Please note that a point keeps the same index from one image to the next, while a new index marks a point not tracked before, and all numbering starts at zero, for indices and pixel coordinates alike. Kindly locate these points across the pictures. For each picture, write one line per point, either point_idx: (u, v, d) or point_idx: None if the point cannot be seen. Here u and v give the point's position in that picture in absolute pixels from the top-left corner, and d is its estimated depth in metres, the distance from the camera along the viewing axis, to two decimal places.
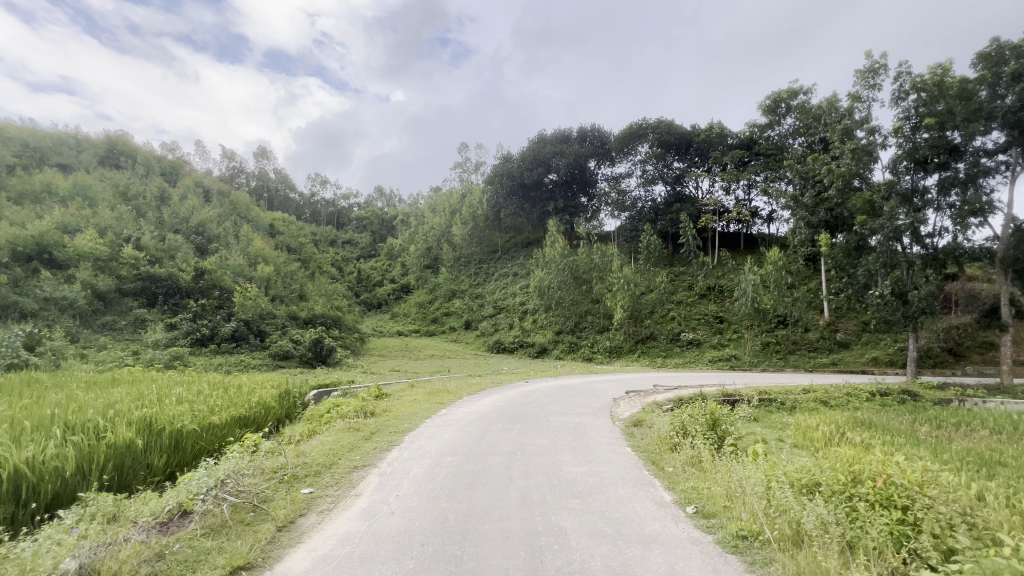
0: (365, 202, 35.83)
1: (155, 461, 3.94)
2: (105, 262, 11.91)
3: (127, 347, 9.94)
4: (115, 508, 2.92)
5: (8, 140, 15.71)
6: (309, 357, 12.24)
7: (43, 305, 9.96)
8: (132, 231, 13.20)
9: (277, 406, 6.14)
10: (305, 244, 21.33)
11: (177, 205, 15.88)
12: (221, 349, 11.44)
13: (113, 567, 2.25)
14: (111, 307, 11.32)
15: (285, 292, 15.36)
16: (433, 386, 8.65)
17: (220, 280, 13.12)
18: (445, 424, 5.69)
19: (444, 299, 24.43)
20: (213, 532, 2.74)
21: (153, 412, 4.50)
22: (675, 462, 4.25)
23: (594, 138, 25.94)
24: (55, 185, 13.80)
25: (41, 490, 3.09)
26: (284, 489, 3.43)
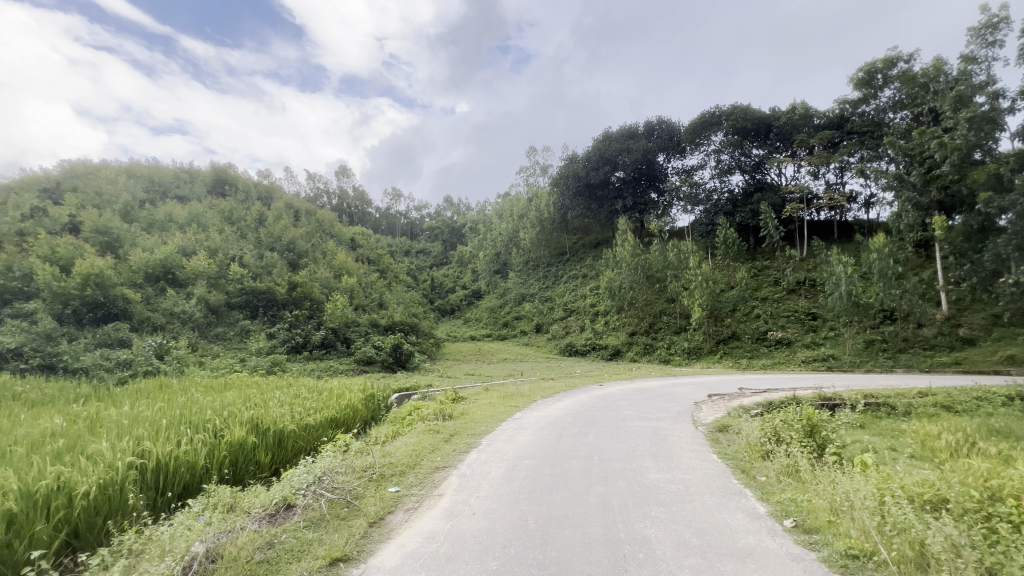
0: (436, 212, 37.25)
1: (262, 458, 4.38)
2: (216, 279, 13.42)
3: (235, 355, 11.14)
4: (232, 500, 3.28)
5: (139, 178, 18.25)
6: (389, 363, 13.03)
7: (169, 319, 11.44)
8: (237, 251, 14.77)
9: (364, 408, 6.57)
10: (382, 255, 22.60)
11: (273, 225, 17.53)
12: (313, 356, 12.43)
13: (233, 553, 2.51)
14: (222, 319, 12.73)
15: (367, 300, 16.36)
16: (507, 389, 8.77)
17: (311, 292, 14.27)
18: (521, 427, 5.75)
19: (514, 303, 24.75)
20: (314, 525, 2.96)
21: (260, 412, 5.01)
22: (768, 471, 3.94)
23: (662, 132, 24.99)
24: (175, 214, 15.83)
25: (175, 480, 3.55)
26: (373, 487, 3.64)
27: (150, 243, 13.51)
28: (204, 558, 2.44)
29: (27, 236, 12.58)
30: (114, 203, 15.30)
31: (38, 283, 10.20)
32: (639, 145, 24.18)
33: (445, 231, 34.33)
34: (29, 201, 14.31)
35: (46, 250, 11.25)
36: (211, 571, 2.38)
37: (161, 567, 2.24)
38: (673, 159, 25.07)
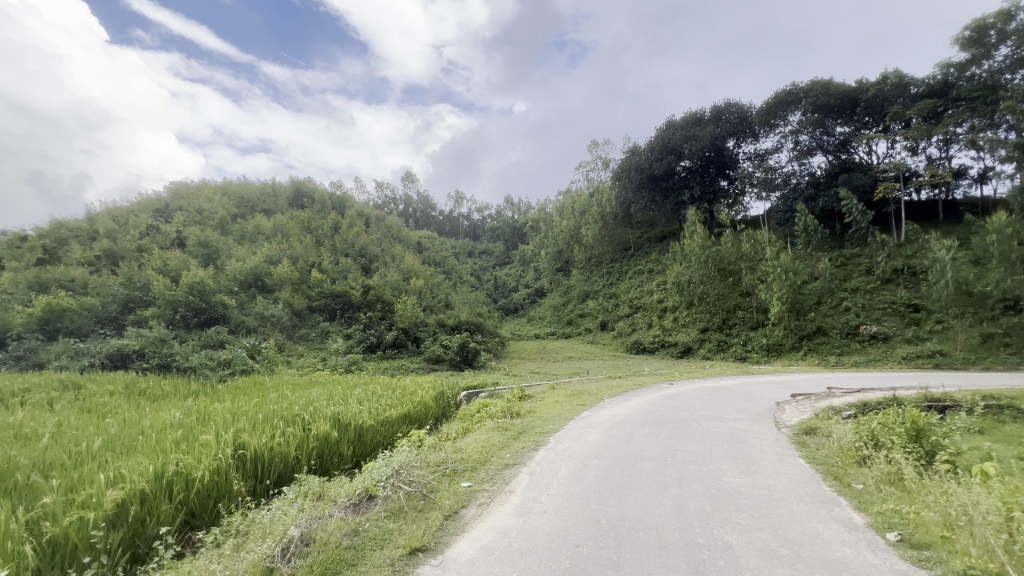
0: (497, 212, 37.73)
1: (344, 451, 4.68)
2: (298, 285, 14.50)
3: (318, 355, 11.98)
4: (321, 489, 3.55)
5: (231, 195, 20.13)
6: (457, 361, 13.41)
7: (260, 322, 12.52)
8: (315, 258, 15.85)
9: (435, 405, 6.81)
10: (447, 257, 23.27)
11: (346, 233, 18.63)
12: (386, 355, 13.10)
13: (324, 537, 2.70)
14: (305, 321, 13.72)
15: (434, 301, 16.94)
16: (574, 387, 8.70)
17: (382, 294, 15.01)
18: (589, 426, 5.68)
19: (578, 300, 24.50)
20: (394, 515, 3.12)
21: (341, 409, 5.35)
22: (866, 479, 3.59)
23: (732, 116, 23.55)
24: (262, 225, 17.27)
25: (271, 469, 3.91)
26: (447, 481, 3.76)
27: (242, 253, 14.85)
28: (299, 541, 2.66)
29: (144, 251, 14.31)
30: (212, 219, 17.00)
31: (154, 292, 11.57)
32: (706, 131, 22.96)
33: (506, 231, 34.69)
34: (144, 220, 16.26)
35: (159, 263, 12.76)
36: (306, 553, 2.58)
37: (263, 548, 2.48)
38: (744, 143, 23.55)
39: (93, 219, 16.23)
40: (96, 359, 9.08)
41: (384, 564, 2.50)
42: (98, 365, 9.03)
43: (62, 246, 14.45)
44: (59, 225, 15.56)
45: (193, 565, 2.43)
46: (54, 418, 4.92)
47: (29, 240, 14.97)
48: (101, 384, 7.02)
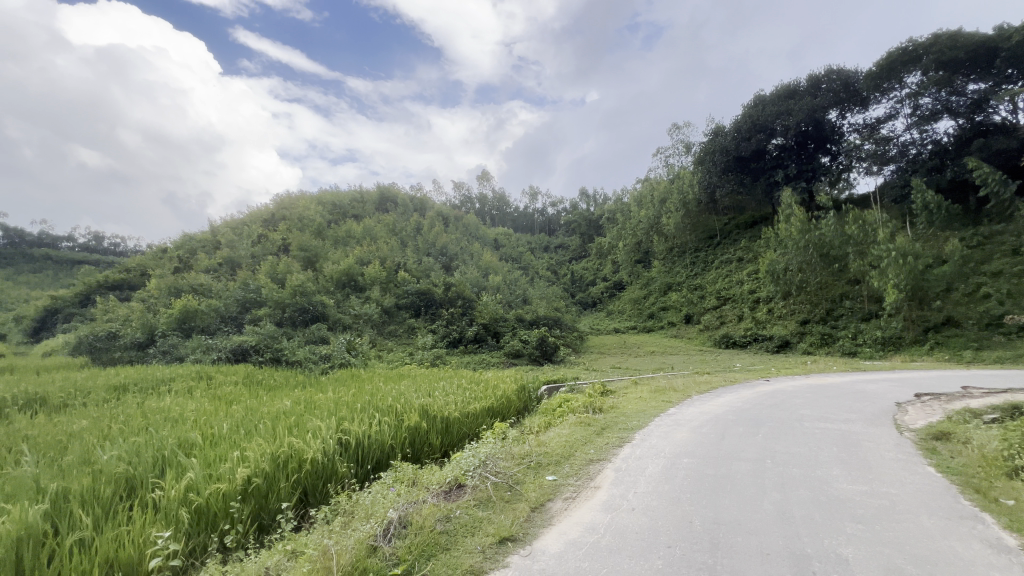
0: (572, 205, 37.30)
1: (434, 441, 4.95)
2: (386, 284, 15.44)
3: (405, 349, 12.69)
4: (414, 475, 3.78)
5: (326, 203, 21.89)
6: (537, 356, 13.55)
7: (354, 319, 13.50)
8: (401, 259, 16.77)
9: (517, 399, 6.92)
10: (523, 253, 23.46)
11: (428, 233, 19.46)
12: (468, 350, 13.60)
13: (419, 520, 2.86)
14: (393, 318, 14.55)
15: (512, 296, 17.19)
16: (659, 383, 8.39)
17: (463, 291, 15.52)
18: (677, 423, 5.44)
19: (659, 293, 23.53)
20: (483, 504, 3.23)
21: (429, 400, 5.63)
22: (1018, 494, 3.07)
23: (837, 82, 21.08)
24: (353, 229, 18.49)
25: (371, 455, 4.23)
26: (532, 474, 3.80)
27: (337, 256, 16.08)
28: (398, 523, 2.84)
29: (257, 258, 16.05)
30: (310, 225, 18.62)
31: (265, 294, 12.95)
32: (802, 104, 20.90)
33: (582, 224, 34.13)
34: (256, 230, 18.23)
35: (269, 269, 14.26)
36: (404, 534, 2.76)
37: (367, 528, 2.69)
38: (851, 113, 21.12)
39: (216, 231, 18.54)
40: (223, 353, 10.38)
41: (476, 551, 2.60)
42: (224, 359, 10.30)
43: (193, 256, 16.64)
44: (190, 238, 17.94)
45: (308, 538, 2.71)
46: (193, 404, 5.70)
47: (168, 252, 17.45)
48: (227, 375, 8.00)
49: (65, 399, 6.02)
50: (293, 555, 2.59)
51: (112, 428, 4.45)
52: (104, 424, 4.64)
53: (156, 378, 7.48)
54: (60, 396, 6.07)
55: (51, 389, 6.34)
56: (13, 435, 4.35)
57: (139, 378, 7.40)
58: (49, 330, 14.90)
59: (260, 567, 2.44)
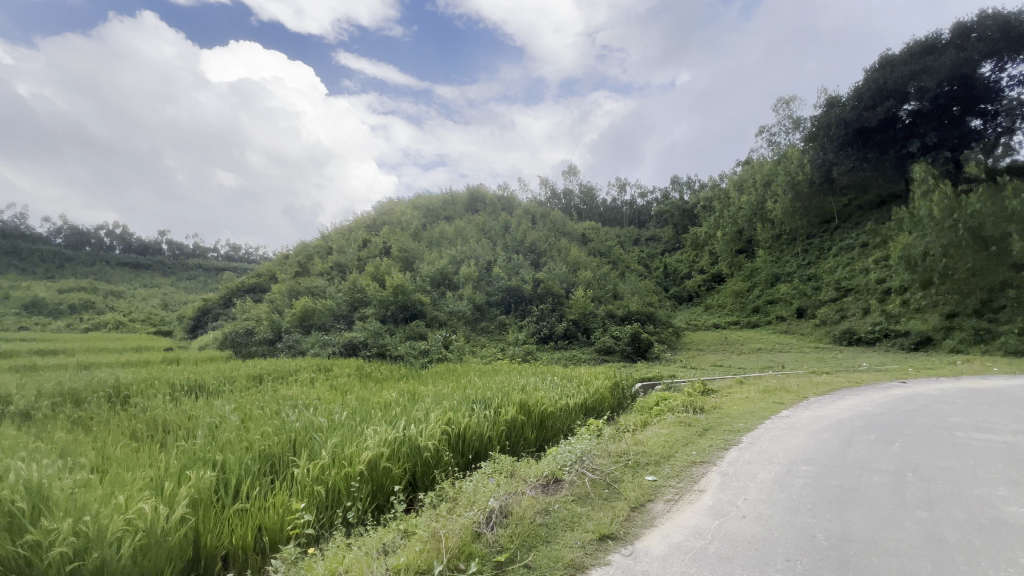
0: (664, 195, 35.50)
1: (529, 435, 5.08)
2: (478, 281, 15.94)
3: (497, 345, 13.03)
4: (512, 467, 3.89)
5: (420, 207, 23.13)
6: (629, 352, 13.25)
7: (450, 316, 14.14)
8: (491, 257, 17.19)
9: (611, 396, 6.80)
10: (612, 246, 22.84)
11: (516, 231, 19.67)
12: (559, 346, 13.65)
13: (519, 511, 2.94)
14: (485, 315, 14.98)
15: (603, 292, 16.84)
16: (768, 383, 7.72)
17: (552, 288, 15.56)
18: (792, 427, 4.97)
19: (766, 285, 21.60)
20: (582, 500, 3.22)
21: (523, 395, 5.76)
22: None
23: (993, 31, 17.50)
24: (446, 231, 19.26)
25: (470, 445, 4.46)
26: (630, 473, 3.71)
27: (432, 257, 16.92)
28: (499, 512, 2.93)
29: (362, 261, 17.45)
30: (407, 229, 19.82)
31: (371, 294, 14.06)
32: (945, 60, 17.84)
33: (675, 214, 32.31)
34: (360, 235, 19.85)
35: (373, 270, 15.42)
36: (506, 523, 2.85)
37: (471, 514, 2.82)
38: (1013, 64, 17.57)
39: (328, 238, 20.51)
40: (337, 348, 11.50)
41: (576, 546, 2.61)
42: (338, 353, 11.41)
43: (309, 261, 18.57)
44: (307, 245, 20.03)
45: (418, 520, 2.91)
46: (315, 393, 6.41)
47: (290, 258, 19.69)
48: (342, 368, 8.83)
49: (217, 386, 7.09)
50: (405, 534, 2.81)
51: (254, 412, 5.15)
52: (247, 408, 5.41)
53: (284, 369, 8.50)
54: (213, 383, 7.16)
55: (207, 377, 7.50)
56: (183, 414, 5.24)
57: (271, 369, 8.45)
58: (201, 327, 17.54)
59: (378, 541, 2.68)
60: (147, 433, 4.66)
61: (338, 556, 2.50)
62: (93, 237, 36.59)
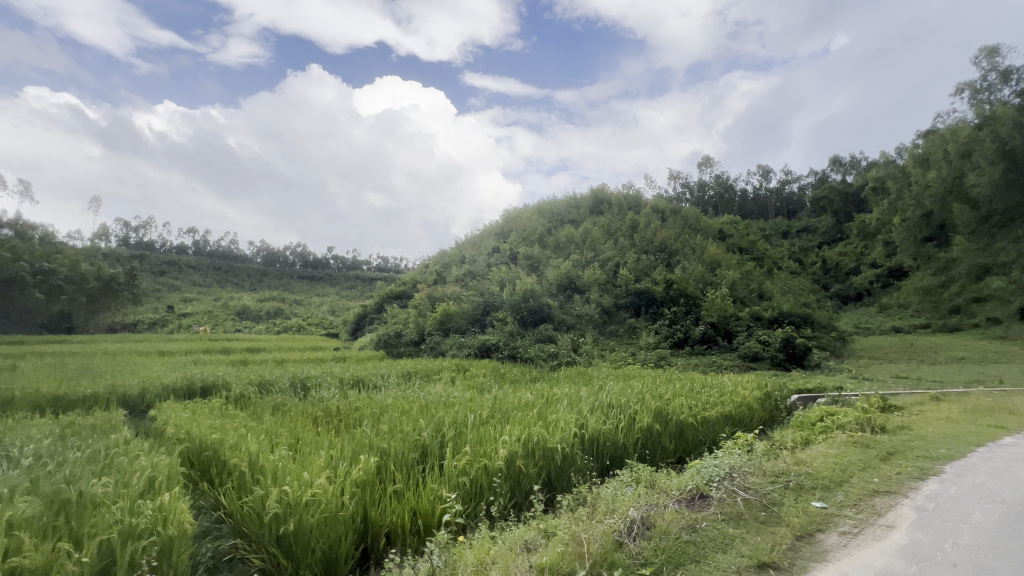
0: (821, 178, 30.79)
1: (667, 444, 4.84)
2: (605, 284, 15.49)
3: (627, 349, 12.57)
4: (651, 478, 3.71)
5: (544, 210, 23.38)
6: (781, 359, 11.92)
7: (577, 320, 14.06)
8: (618, 258, 16.53)
9: (762, 407, 6.11)
10: (756, 241, 20.45)
11: (644, 229, 18.47)
12: (696, 351, 12.88)
13: (662, 525, 2.78)
14: (613, 318, 14.54)
15: (746, 292, 15.23)
16: (980, 402, 6.17)
17: (687, 288, 14.57)
18: (1019, 459, 3.91)
19: (968, 280, 17.46)
20: (734, 521, 2.93)
21: (660, 402, 5.48)
22: None
23: None
24: (571, 232, 19.02)
25: (605, 452, 4.42)
26: (793, 496, 3.27)
27: (558, 260, 16.96)
28: (641, 523, 2.82)
29: (492, 267, 18.30)
30: (533, 234, 20.17)
31: (501, 298, 14.69)
32: None
33: (835, 200, 27.82)
34: (490, 243, 20.85)
35: (503, 276, 16.06)
36: (649, 536, 2.72)
37: (611, 521, 2.75)
38: None
39: (462, 247, 22.01)
40: (473, 349, 12.30)
41: (729, 569, 2.39)
42: (474, 354, 12.22)
43: (445, 270, 20.10)
44: (443, 255, 21.73)
45: (558, 522, 2.94)
46: (455, 391, 6.92)
47: (430, 266, 21.59)
48: (478, 368, 9.40)
49: (374, 382, 8.09)
50: (546, 534, 2.85)
51: (408, 406, 5.74)
52: (401, 402, 6.05)
53: (429, 369, 9.32)
54: (372, 380, 8.18)
55: (369, 374, 8.60)
56: (351, 405, 6.08)
57: (418, 368, 9.35)
58: (361, 330, 20.19)
59: (521, 538, 2.77)
60: (325, 420, 5.50)
61: (484, 547, 2.64)
62: (281, 256, 44.64)
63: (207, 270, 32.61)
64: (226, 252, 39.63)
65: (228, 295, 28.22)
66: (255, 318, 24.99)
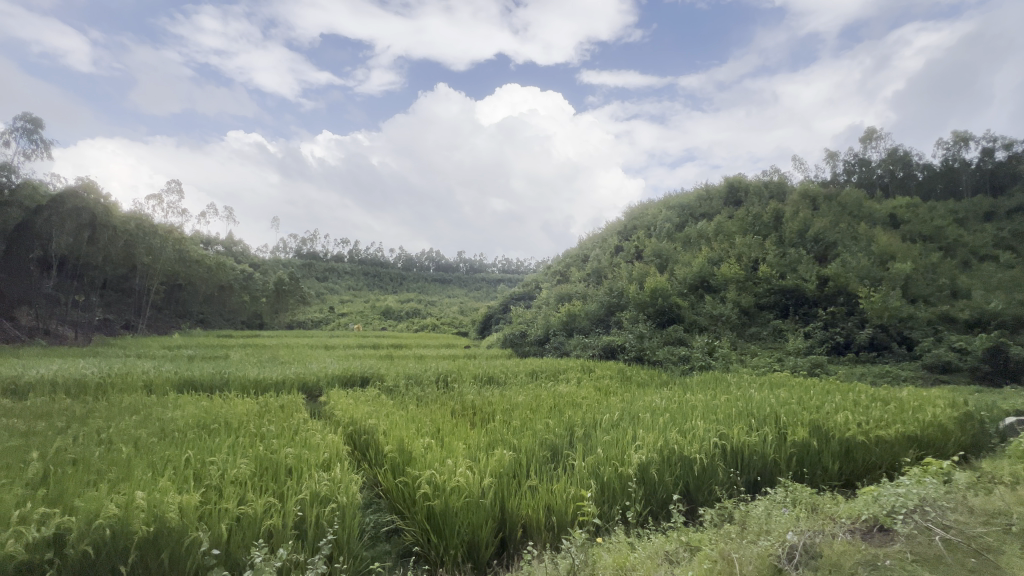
0: None
1: (830, 464, 4.22)
2: (744, 282, 13.86)
3: (773, 354, 11.25)
4: (813, 501, 3.28)
5: (670, 202, 21.80)
6: (984, 372, 9.67)
7: (711, 321, 12.98)
8: (759, 253, 14.66)
9: (961, 431, 4.97)
10: (944, 225, 16.64)
11: (791, 219, 15.90)
12: (862, 359, 11.10)
13: (831, 555, 2.45)
14: (755, 320, 13.09)
15: (932, 289, 12.59)
16: None
17: (847, 283, 12.54)
18: None
19: None
20: (929, 563, 2.44)
21: (818, 415, 4.78)
22: None
23: None
24: (702, 225, 17.49)
25: (752, 466, 4.02)
26: (1017, 544, 2.60)
27: (686, 257, 15.77)
28: (802, 551, 2.51)
29: (615, 266, 17.80)
30: (658, 230, 19.00)
31: (626, 298, 14.21)
32: None
33: None
34: (612, 241, 20.19)
35: (627, 275, 15.56)
36: (814, 565, 2.41)
37: (766, 544, 2.51)
38: None
39: (583, 247, 21.78)
40: (597, 351, 12.18)
41: None
42: (599, 355, 12.08)
43: (568, 270, 20.14)
44: (565, 255, 21.81)
45: (702, 536, 2.75)
46: (582, 391, 6.91)
47: (552, 267, 21.81)
48: (604, 370, 9.22)
49: (505, 379, 8.45)
50: (689, 548, 2.69)
51: (537, 405, 5.86)
52: (531, 400, 6.22)
53: (555, 368, 9.42)
54: (501, 377, 8.56)
55: (497, 371, 8.98)
56: (485, 401, 6.43)
57: (543, 368, 9.49)
58: (489, 329, 21.32)
59: (661, 548, 2.67)
60: (462, 413, 5.89)
61: (623, 552, 2.59)
62: (418, 261, 49.41)
63: (358, 275, 37.30)
64: (374, 260, 45.05)
65: (376, 297, 31.96)
66: (397, 318, 27.84)
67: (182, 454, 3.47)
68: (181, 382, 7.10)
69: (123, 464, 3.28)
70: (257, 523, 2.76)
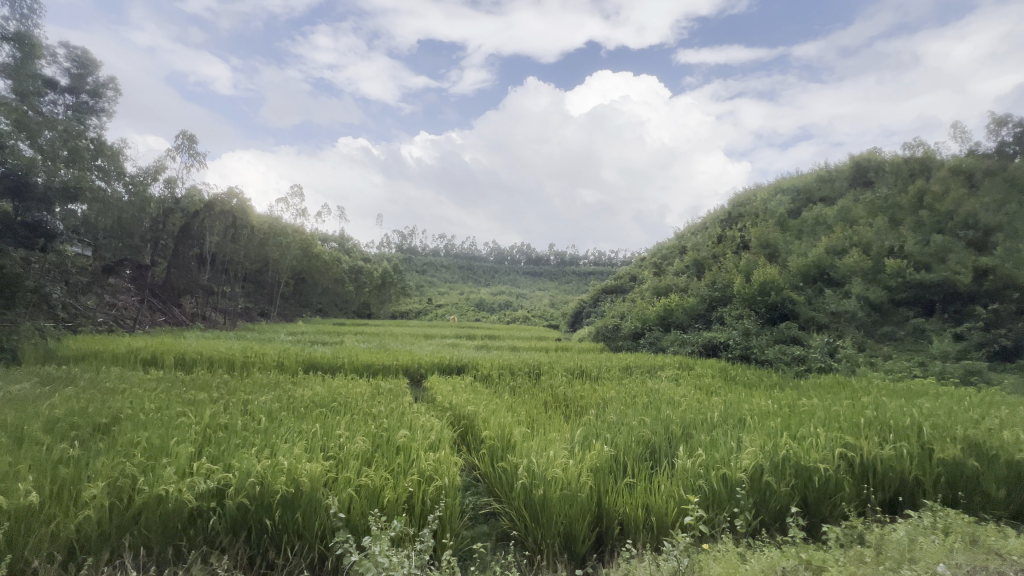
0: None
1: (993, 490, 3.54)
2: (874, 273, 12.15)
3: (912, 358, 9.75)
4: (973, 531, 2.78)
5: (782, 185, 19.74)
6: None
7: (832, 318, 11.58)
8: (895, 240, 12.70)
9: None
10: None
11: (937, 199, 13.55)
12: None
13: None
14: (889, 317, 11.45)
15: None
16: None
17: (1014, 274, 10.41)
18: None
19: None
20: None
21: (978, 432, 4.02)
22: None
23: None
24: (821, 210, 15.59)
25: (886, 484, 3.54)
26: None
27: (801, 246, 14.24)
28: None
29: (716, 257, 16.64)
30: (766, 217, 17.37)
31: (730, 291, 13.22)
32: None
33: None
34: (713, 231, 18.90)
35: (730, 267, 14.45)
36: None
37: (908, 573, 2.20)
38: None
39: (681, 238, 20.66)
40: (697, 347, 11.57)
41: None
42: (698, 352, 11.49)
43: (664, 263, 19.23)
44: (661, 247, 20.87)
45: (825, 555, 2.49)
46: (682, 389, 6.57)
47: (646, 259, 21.00)
48: (706, 367, 8.69)
49: (598, 373, 8.31)
50: (810, 566, 2.43)
51: (633, 401, 5.70)
52: (626, 395, 6.06)
53: (651, 364, 9.08)
54: (594, 371, 8.43)
55: (590, 365, 8.89)
56: (578, 393, 6.40)
57: (638, 363, 9.20)
58: (580, 322, 21.21)
59: (776, 563, 2.45)
60: (555, 404, 5.92)
61: (732, 562, 2.43)
62: (510, 255, 50.71)
63: (454, 269, 39.19)
64: (469, 254, 47.06)
65: (471, 289, 33.34)
66: (490, 309, 28.77)
67: (311, 428, 3.92)
68: (307, 364, 8.05)
69: (264, 432, 3.78)
70: (374, 492, 3.03)
